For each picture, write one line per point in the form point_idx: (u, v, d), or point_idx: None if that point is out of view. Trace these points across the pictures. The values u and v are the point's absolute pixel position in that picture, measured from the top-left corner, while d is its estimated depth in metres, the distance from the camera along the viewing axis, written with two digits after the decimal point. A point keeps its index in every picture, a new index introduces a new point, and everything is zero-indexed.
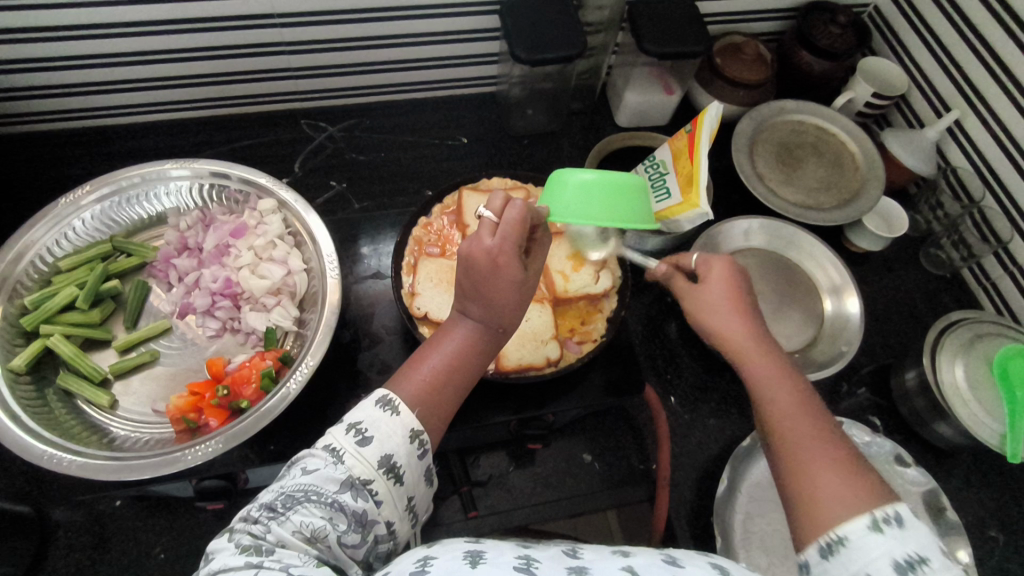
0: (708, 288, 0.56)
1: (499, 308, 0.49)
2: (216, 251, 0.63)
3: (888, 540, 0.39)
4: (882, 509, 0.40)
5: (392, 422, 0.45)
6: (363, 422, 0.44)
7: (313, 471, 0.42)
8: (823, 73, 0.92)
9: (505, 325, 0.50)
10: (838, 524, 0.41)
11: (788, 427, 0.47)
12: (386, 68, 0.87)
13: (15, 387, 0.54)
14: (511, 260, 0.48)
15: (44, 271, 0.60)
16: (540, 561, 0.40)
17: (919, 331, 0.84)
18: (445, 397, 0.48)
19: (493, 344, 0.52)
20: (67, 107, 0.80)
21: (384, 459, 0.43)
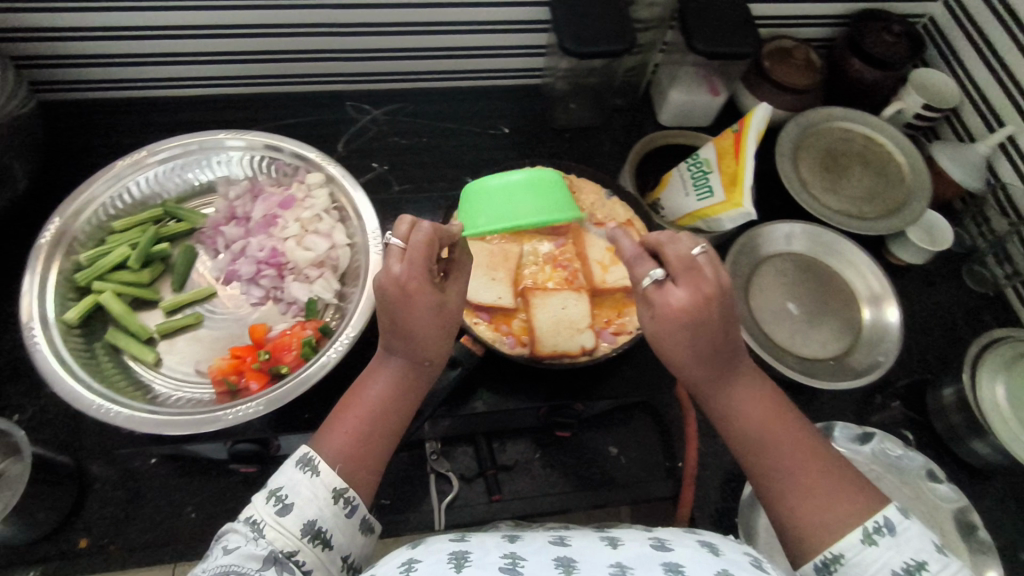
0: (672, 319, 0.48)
1: (418, 338, 0.51)
2: (264, 221, 0.64)
3: (883, 551, 0.43)
4: (873, 518, 0.44)
5: (312, 483, 0.48)
6: (283, 490, 0.47)
7: (234, 550, 0.44)
8: (874, 82, 0.90)
9: (428, 357, 0.53)
10: (834, 543, 0.44)
11: (768, 453, 0.48)
12: (432, 55, 0.88)
13: (69, 338, 0.56)
14: (421, 286, 0.50)
15: (98, 231, 0.62)
16: (526, 559, 0.42)
17: (958, 347, 0.83)
18: (372, 442, 0.51)
19: (422, 375, 0.54)
20: (120, 76, 0.81)
21: (306, 526, 0.46)
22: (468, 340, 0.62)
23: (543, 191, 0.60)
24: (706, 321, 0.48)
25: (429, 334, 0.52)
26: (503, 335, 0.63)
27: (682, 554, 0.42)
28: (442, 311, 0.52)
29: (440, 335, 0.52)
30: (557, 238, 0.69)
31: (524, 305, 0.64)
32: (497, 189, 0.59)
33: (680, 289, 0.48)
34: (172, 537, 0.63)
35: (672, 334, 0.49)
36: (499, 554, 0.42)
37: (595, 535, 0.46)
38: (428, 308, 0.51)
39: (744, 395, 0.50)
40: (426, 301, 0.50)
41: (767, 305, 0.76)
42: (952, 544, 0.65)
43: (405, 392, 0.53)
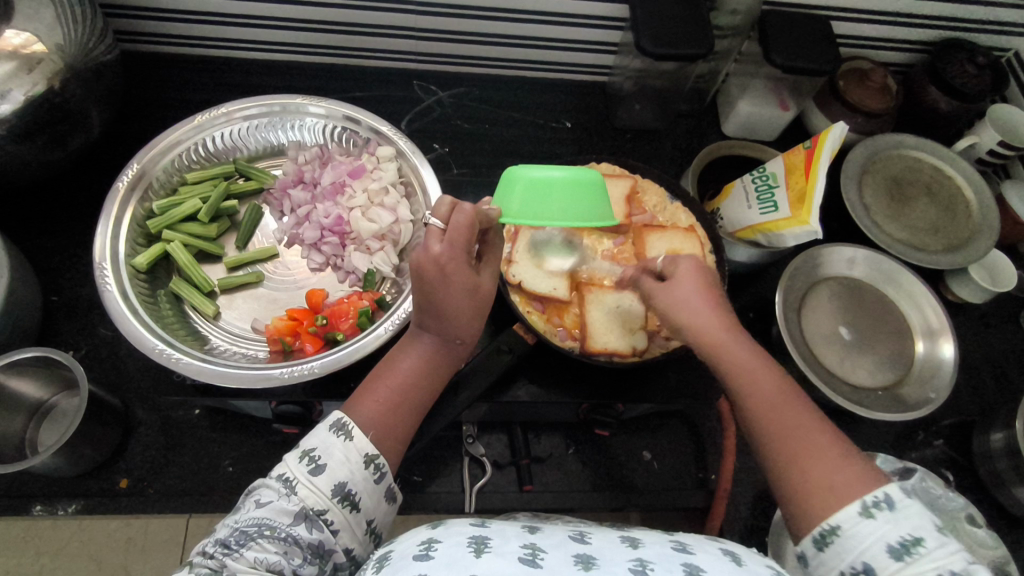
0: (676, 285, 0.53)
1: (452, 318, 0.52)
2: (331, 187, 0.65)
3: (880, 524, 0.41)
4: (873, 493, 0.43)
5: (345, 447, 0.48)
6: (316, 450, 0.47)
7: (267, 504, 0.45)
8: (951, 114, 0.88)
9: (461, 337, 0.54)
10: (831, 514, 0.43)
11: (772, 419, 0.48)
12: (504, 43, 0.88)
13: (135, 282, 0.57)
14: (460, 266, 0.50)
15: (171, 180, 0.63)
16: (546, 551, 0.42)
17: (1009, 392, 0.81)
18: (402, 419, 0.51)
19: (454, 356, 0.55)
20: (202, 34, 0.83)
21: (337, 487, 0.46)
22: (521, 329, 0.61)
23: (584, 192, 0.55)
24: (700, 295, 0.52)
25: (462, 313, 0.52)
26: (555, 327, 0.64)
27: (703, 557, 0.42)
28: (476, 294, 0.52)
29: (470, 316, 0.53)
30: (617, 236, 0.69)
31: (578, 300, 0.65)
32: (536, 183, 0.54)
33: (682, 262, 0.54)
34: (208, 488, 0.64)
35: (664, 316, 0.53)
36: (518, 544, 0.43)
37: (614, 534, 0.45)
38: (464, 288, 0.51)
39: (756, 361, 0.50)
40: (466, 280, 0.50)
41: (819, 328, 0.75)
42: None
43: (433, 368, 0.53)
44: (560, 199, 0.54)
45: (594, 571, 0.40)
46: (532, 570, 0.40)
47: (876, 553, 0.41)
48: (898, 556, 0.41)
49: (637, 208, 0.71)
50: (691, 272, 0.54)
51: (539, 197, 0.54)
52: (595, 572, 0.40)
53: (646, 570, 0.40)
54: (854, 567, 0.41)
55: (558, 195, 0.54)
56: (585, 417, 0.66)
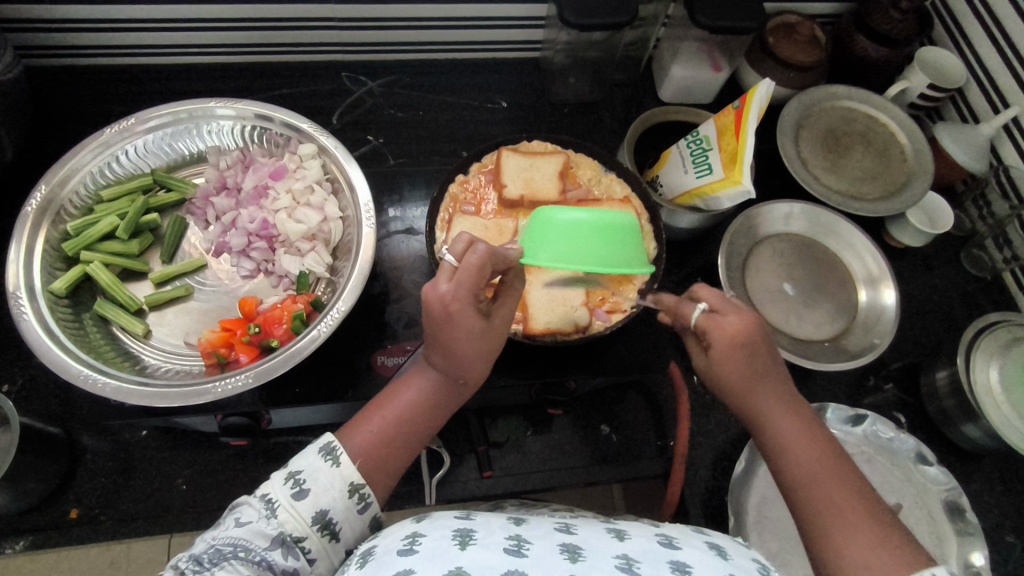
0: (718, 351, 0.53)
1: (458, 357, 0.51)
2: (254, 191, 0.63)
3: None
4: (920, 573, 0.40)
5: (332, 473, 0.47)
6: (303, 473, 0.47)
7: (246, 524, 0.44)
8: (880, 60, 0.88)
9: (465, 377, 0.53)
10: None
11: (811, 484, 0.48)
12: (430, 26, 0.86)
13: (55, 309, 0.55)
14: (464, 308, 0.48)
15: (86, 199, 0.61)
16: (531, 542, 0.42)
17: (954, 331, 0.83)
18: (394, 453, 0.51)
19: (456, 394, 0.54)
20: (114, 43, 0.80)
21: (318, 515, 0.45)
22: None
23: (610, 234, 0.56)
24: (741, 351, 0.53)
25: (469, 352, 0.51)
26: None
27: (690, 554, 0.42)
28: (485, 333, 0.51)
29: (478, 357, 0.52)
30: None
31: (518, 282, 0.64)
32: (563, 226, 0.55)
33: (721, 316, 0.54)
34: (163, 508, 0.63)
35: (708, 379, 0.56)
36: (504, 535, 0.43)
37: (600, 526, 0.46)
38: (470, 329, 0.49)
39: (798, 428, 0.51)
40: (473, 321, 0.49)
41: (763, 285, 0.75)
42: (936, 524, 0.68)
43: (436, 401, 0.53)
44: (588, 241, 0.54)
45: (581, 564, 0.40)
46: (518, 560, 0.40)
47: None
48: None
49: (573, 183, 0.71)
50: (731, 335, 0.53)
51: (568, 238, 0.54)
52: (581, 564, 0.40)
53: (632, 565, 0.40)
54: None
55: (584, 237, 0.54)
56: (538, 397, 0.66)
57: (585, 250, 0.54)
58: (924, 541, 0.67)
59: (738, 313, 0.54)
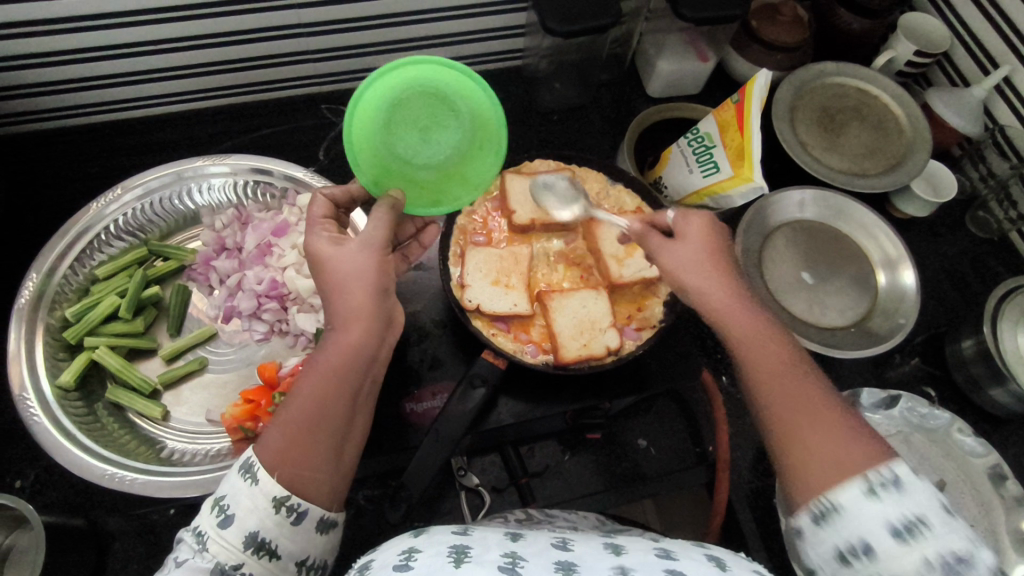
0: (686, 245, 0.55)
1: (337, 301, 0.47)
2: (258, 250, 0.60)
3: (885, 505, 0.40)
4: (879, 472, 0.41)
5: (252, 493, 0.43)
6: (225, 498, 0.43)
7: (184, 563, 0.41)
8: (863, 32, 0.87)
9: (357, 324, 0.47)
10: (829, 491, 0.42)
11: (771, 366, 0.48)
12: (407, 47, 0.84)
13: (66, 404, 0.52)
14: (319, 247, 0.49)
15: (80, 281, 0.58)
16: (526, 559, 0.41)
17: (969, 296, 0.83)
18: (314, 443, 0.44)
19: (364, 351, 0.47)
20: (79, 102, 0.76)
21: (249, 538, 0.42)
22: (490, 353, 0.57)
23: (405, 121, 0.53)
24: (712, 254, 0.54)
25: (349, 290, 0.47)
26: (524, 344, 0.62)
27: (689, 563, 0.41)
28: (349, 265, 0.48)
29: (359, 293, 0.47)
30: (567, 234, 0.68)
31: (541, 311, 0.63)
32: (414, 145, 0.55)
33: (694, 218, 0.56)
34: None
35: (671, 275, 0.55)
36: (499, 553, 0.41)
37: (598, 542, 0.44)
38: (338, 264, 0.48)
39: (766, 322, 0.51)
40: (330, 248, 0.50)
41: (783, 277, 0.74)
42: (981, 495, 0.68)
43: (346, 371, 0.46)
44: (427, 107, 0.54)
45: None
46: None
47: (876, 535, 0.39)
48: (901, 540, 0.39)
49: None
50: (702, 233, 0.55)
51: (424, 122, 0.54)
52: None
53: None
54: (853, 547, 0.40)
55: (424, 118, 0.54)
56: (573, 422, 0.66)
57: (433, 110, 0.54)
58: (972, 514, 0.67)
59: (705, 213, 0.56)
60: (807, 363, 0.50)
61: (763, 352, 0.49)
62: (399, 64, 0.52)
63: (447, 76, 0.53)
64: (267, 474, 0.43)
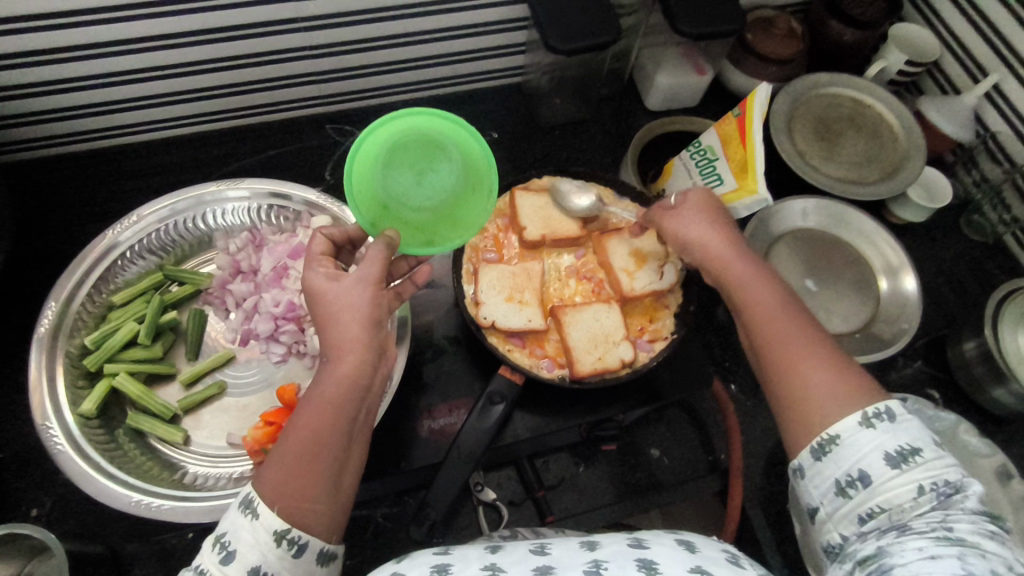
0: (685, 216, 0.58)
1: (333, 333, 0.47)
2: (274, 273, 0.61)
3: (880, 433, 0.43)
4: (873, 405, 0.44)
5: (253, 527, 0.43)
6: (226, 534, 0.43)
7: None
8: (855, 43, 0.89)
9: (349, 354, 0.47)
10: (829, 425, 0.45)
11: (766, 317, 0.50)
12: (410, 66, 0.85)
13: (88, 431, 0.52)
14: (317, 278, 0.50)
15: (98, 307, 0.58)
16: (505, 569, 0.42)
17: (967, 299, 0.85)
18: (310, 478, 0.44)
19: (359, 383, 0.47)
20: (86, 127, 0.76)
21: (250, 572, 0.42)
22: (507, 370, 0.59)
23: (401, 162, 0.56)
24: (715, 220, 0.57)
25: (344, 323, 0.48)
26: (539, 359, 0.63)
27: (659, 551, 0.43)
28: (343, 300, 0.48)
29: (352, 326, 0.47)
30: (577, 249, 0.69)
31: (555, 326, 0.64)
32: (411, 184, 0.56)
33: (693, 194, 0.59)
34: None
35: (675, 240, 0.58)
36: (479, 566, 0.43)
37: (574, 543, 0.46)
38: (336, 297, 0.48)
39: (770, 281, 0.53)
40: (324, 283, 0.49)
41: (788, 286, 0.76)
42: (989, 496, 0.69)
43: (341, 403, 0.46)
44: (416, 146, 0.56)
45: None
46: None
47: (873, 461, 0.43)
48: (895, 464, 0.42)
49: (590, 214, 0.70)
50: (700, 205, 0.58)
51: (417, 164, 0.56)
52: None
53: (600, 568, 0.41)
54: (852, 474, 0.43)
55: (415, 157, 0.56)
56: (589, 434, 0.67)
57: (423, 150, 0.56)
58: None
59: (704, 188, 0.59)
60: (804, 310, 0.51)
61: (764, 300, 0.51)
62: (383, 121, 0.56)
63: (437, 124, 0.57)
64: (267, 509, 0.43)
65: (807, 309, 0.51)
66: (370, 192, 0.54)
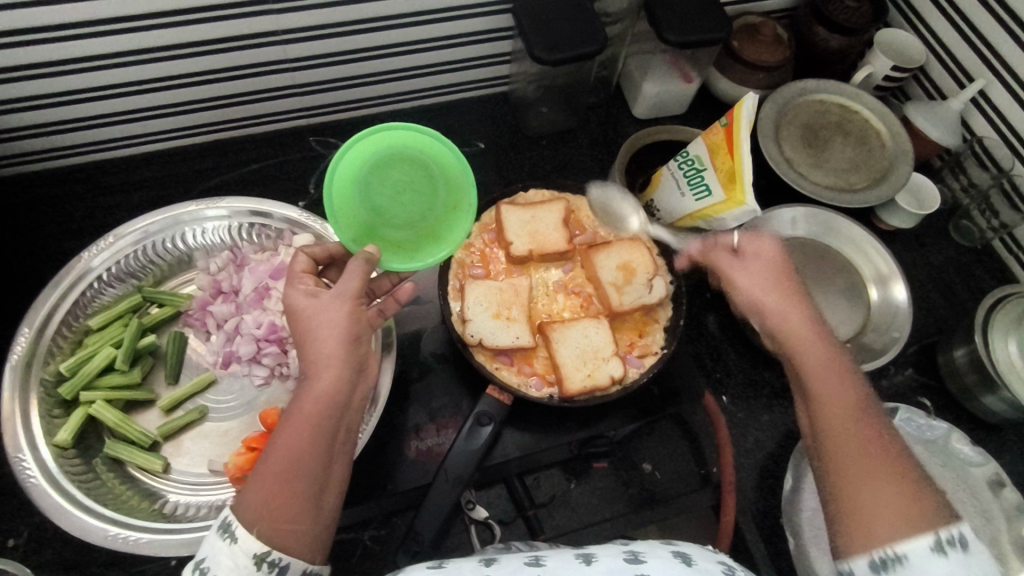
0: (754, 273, 0.55)
1: (313, 350, 0.46)
2: (255, 294, 0.61)
3: (950, 563, 0.41)
4: (946, 530, 0.42)
5: (232, 551, 0.42)
6: (206, 560, 0.43)
7: None
8: (841, 49, 0.89)
9: (329, 370, 0.46)
10: (896, 542, 0.42)
11: (830, 408, 0.48)
12: (394, 78, 0.84)
13: (63, 463, 0.52)
14: (297, 297, 0.49)
15: (73, 335, 0.58)
16: None
17: (957, 306, 0.85)
18: (290, 500, 0.42)
19: (340, 399, 0.46)
20: (62, 143, 0.75)
21: None
22: (495, 390, 0.58)
23: (376, 183, 0.55)
24: (771, 280, 0.54)
25: (323, 336, 0.46)
26: (528, 377, 0.62)
27: (656, 565, 0.45)
28: (324, 314, 0.47)
29: (331, 339, 0.46)
30: (565, 263, 0.68)
31: (544, 343, 0.63)
32: (388, 204, 0.55)
33: (766, 244, 0.56)
34: None
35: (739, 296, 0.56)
36: None
37: (569, 555, 0.47)
38: (319, 312, 0.48)
39: (830, 362, 0.51)
40: (303, 300, 0.49)
41: None
42: (981, 505, 0.68)
43: (320, 419, 0.44)
44: (392, 165, 0.56)
45: None
46: None
47: None
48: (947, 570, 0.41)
49: (578, 228, 0.69)
50: (771, 263, 0.55)
51: (392, 184, 0.56)
52: None
53: None
54: None
55: (391, 177, 0.56)
56: (580, 451, 0.67)
57: (398, 168, 0.56)
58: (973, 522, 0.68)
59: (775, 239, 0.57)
60: (874, 403, 0.49)
61: (833, 391, 0.49)
62: (356, 140, 0.55)
63: (416, 142, 0.56)
64: (246, 531, 0.42)
65: (877, 407, 0.49)
66: (348, 215, 0.54)
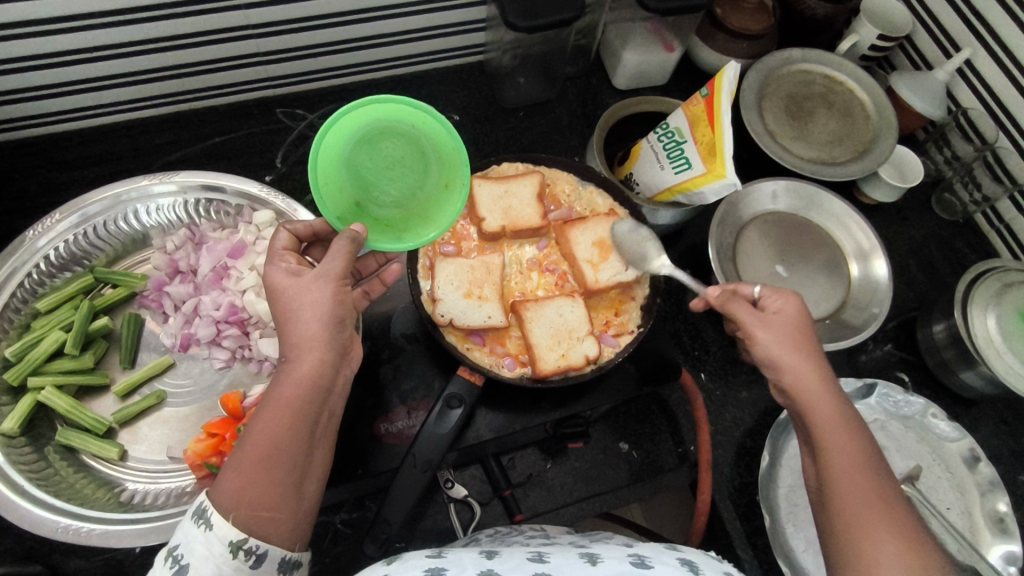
0: (770, 326, 0.54)
1: (295, 331, 0.44)
2: (214, 274, 0.60)
3: None
4: None
5: (207, 538, 0.40)
6: (179, 548, 0.40)
7: None
8: (826, 17, 0.86)
9: (314, 353, 0.44)
10: None
11: (837, 463, 0.48)
12: (364, 46, 0.80)
13: (11, 451, 0.51)
14: (281, 279, 0.47)
15: (21, 318, 0.57)
16: None
17: (937, 280, 0.84)
18: (272, 485, 0.41)
19: (326, 384, 0.44)
20: (10, 115, 0.71)
21: None
22: (467, 371, 0.57)
23: (367, 156, 0.52)
24: (791, 336, 0.54)
25: (306, 316, 0.45)
26: (501, 357, 0.60)
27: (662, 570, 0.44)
28: (308, 293, 0.45)
29: (315, 319, 0.45)
30: (539, 240, 0.66)
31: (517, 322, 0.62)
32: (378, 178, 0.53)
33: (782, 301, 0.56)
34: None
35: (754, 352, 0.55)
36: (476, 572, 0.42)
37: (573, 552, 0.46)
38: (301, 292, 0.45)
39: (842, 419, 0.50)
40: (286, 279, 0.47)
41: (758, 272, 0.74)
42: (955, 479, 0.69)
43: (303, 406, 0.43)
44: (382, 137, 0.53)
45: None
46: None
47: None
48: None
49: (553, 203, 0.67)
50: (788, 318, 0.55)
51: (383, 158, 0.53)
52: None
53: None
54: None
55: (381, 150, 0.52)
56: (555, 430, 0.65)
57: (391, 141, 0.53)
58: (948, 497, 0.68)
59: (794, 295, 0.56)
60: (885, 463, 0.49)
61: (841, 449, 0.48)
62: (347, 109, 0.51)
63: (408, 114, 0.53)
64: (222, 517, 0.40)
65: (887, 466, 0.48)
66: (335, 189, 0.51)
